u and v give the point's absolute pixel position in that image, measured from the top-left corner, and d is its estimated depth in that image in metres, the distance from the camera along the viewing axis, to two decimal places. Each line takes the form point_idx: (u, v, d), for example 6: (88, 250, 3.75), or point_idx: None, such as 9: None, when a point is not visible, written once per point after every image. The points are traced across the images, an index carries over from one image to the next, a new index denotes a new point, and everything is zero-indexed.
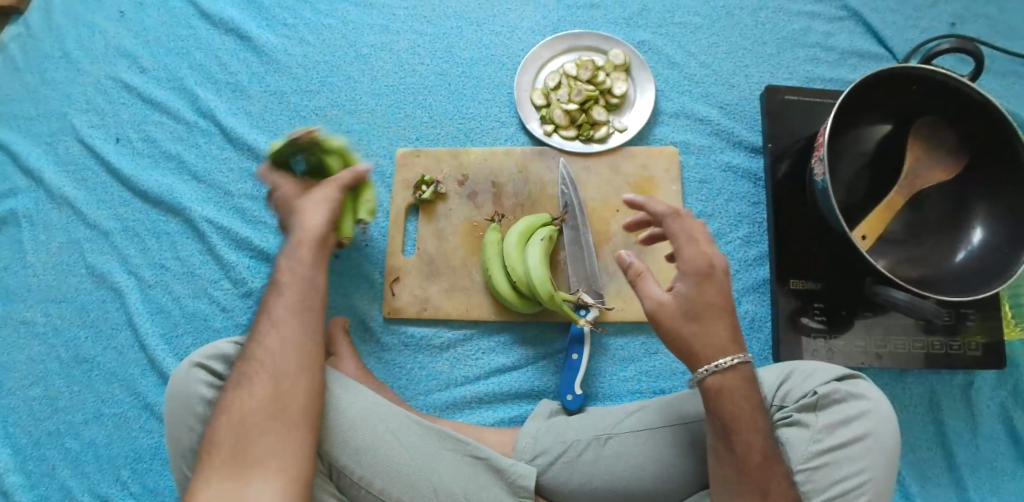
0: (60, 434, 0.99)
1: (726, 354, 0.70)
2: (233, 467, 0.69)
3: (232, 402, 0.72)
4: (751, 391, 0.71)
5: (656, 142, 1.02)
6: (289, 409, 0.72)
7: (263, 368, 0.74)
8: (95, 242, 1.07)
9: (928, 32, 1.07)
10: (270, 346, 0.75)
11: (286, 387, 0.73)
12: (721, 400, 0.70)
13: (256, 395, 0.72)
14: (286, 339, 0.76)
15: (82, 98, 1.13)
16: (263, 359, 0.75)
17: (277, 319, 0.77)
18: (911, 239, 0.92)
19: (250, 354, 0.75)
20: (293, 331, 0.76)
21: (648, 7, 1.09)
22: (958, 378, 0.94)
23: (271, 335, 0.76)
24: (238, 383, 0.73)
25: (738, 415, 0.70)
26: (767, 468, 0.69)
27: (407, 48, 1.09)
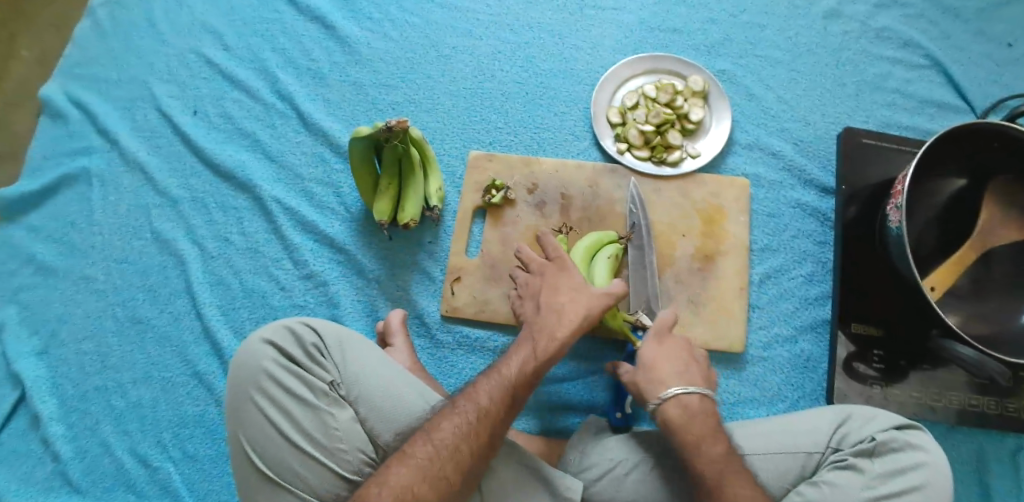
0: (107, 391, 1.02)
1: (669, 384, 0.78)
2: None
3: (414, 489, 0.70)
4: (699, 420, 0.76)
5: (727, 172, 1.02)
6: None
7: (456, 472, 0.72)
8: (163, 209, 1.09)
9: (1010, 90, 1.06)
10: (468, 451, 0.73)
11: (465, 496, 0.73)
12: (672, 429, 0.76)
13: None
14: (487, 451, 0.74)
15: (165, 67, 1.16)
16: (455, 460, 0.72)
17: (492, 429, 0.74)
18: (975, 295, 0.91)
19: (448, 434, 0.73)
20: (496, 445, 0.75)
21: (730, 36, 1.09)
22: (1008, 441, 0.93)
23: (476, 441, 0.73)
24: (429, 476, 0.71)
25: (688, 443, 0.75)
26: (722, 491, 0.71)
27: (488, 53, 1.10)
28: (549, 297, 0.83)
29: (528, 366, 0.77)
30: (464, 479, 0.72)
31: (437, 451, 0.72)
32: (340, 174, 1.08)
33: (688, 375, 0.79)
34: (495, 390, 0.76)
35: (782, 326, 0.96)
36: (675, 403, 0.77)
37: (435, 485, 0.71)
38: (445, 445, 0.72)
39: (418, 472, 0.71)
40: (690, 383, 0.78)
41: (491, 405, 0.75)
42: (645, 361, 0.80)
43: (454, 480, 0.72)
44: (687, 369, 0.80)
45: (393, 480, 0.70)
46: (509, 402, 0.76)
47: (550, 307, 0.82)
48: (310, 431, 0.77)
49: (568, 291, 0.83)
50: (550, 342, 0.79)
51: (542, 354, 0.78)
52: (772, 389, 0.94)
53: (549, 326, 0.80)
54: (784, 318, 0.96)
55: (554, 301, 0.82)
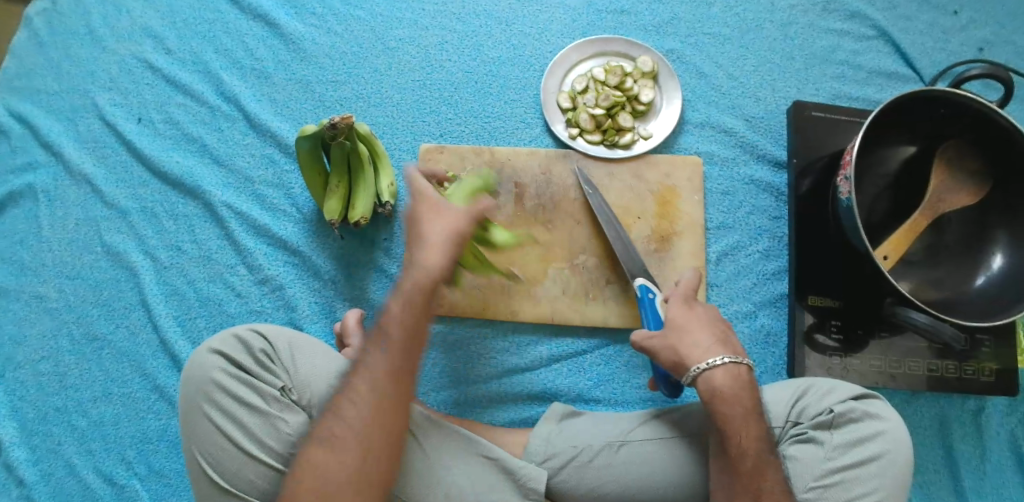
0: (68, 411, 0.99)
1: (717, 352, 0.74)
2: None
3: (310, 460, 0.68)
4: (747, 394, 0.74)
5: (680, 151, 1.02)
6: (375, 479, 0.69)
7: (346, 428, 0.69)
8: (113, 221, 1.06)
9: (955, 56, 1.06)
10: (353, 406, 0.70)
11: (372, 451, 0.69)
12: (719, 399, 0.73)
13: (342, 461, 0.68)
14: (373, 400, 0.70)
15: (106, 75, 1.12)
16: (345, 421, 0.70)
17: (370, 379, 0.71)
18: (929, 261, 0.92)
19: (336, 406, 0.71)
20: (380, 389, 0.71)
21: (678, 15, 1.08)
22: (969, 402, 0.94)
23: (356, 394, 0.71)
24: (324, 441, 0.69)
25: (731, 418, 0.72)
26: (762, 470, 0.70)
27: (434, 44, 1.09)
28: (414, 230, 0.77)
29: (400, 301, 0.74)
30: (357, 433, 0.69)
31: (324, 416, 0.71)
32: (290, 175, 1.05)
33: (721, 343, 0.76)
34: (373, 340, 0.74)
35: (742, 303, 0.96)
36: (725, 371, 0.73)
37: (330, 447, 0.69)
38: (331, 409, 0.71)
39: (323, 445, 0.69)
40: (735, 353, 0.75)
41: (366, 357, 0.73)
42: (682, 326, 0.76)
43: (347, 436, 0.69)
44: (724, 338, 0.77)
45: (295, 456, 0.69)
46: (384, 344, 0.73)
47: (416, 240, 0.76)
48: (264, 439, 0.75)
49: (431, 217, 0.77)
50: (419, 274, 0.74)
51: (410, 285, 0.74)
52: None
53: (416, 256, 0.75)
54: (744, 294, 0.96)
55: (417, 231, 0.77)
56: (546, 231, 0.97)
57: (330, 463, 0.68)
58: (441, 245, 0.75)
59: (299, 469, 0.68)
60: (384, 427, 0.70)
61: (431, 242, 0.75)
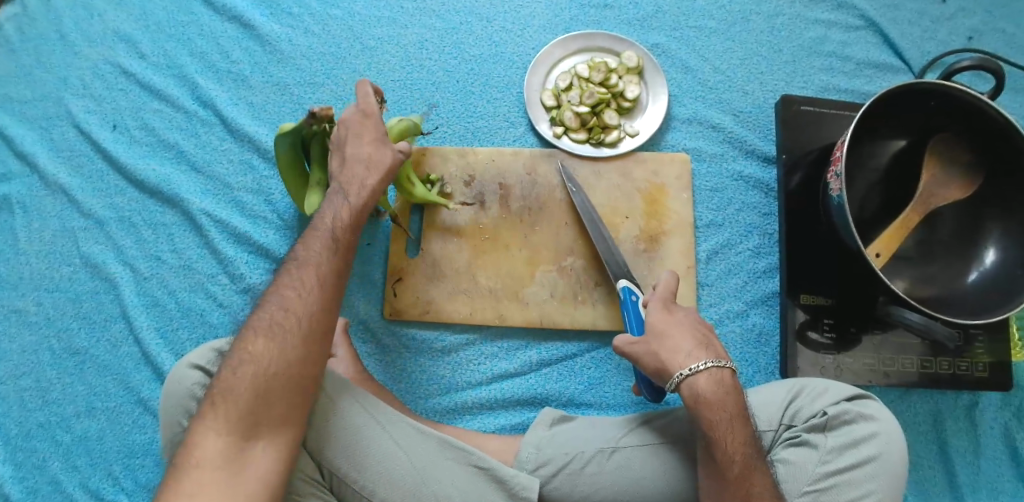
0: (51, 427, 0.97)
1: (700, 358, 0.72)
2: (244, 427, 0.66)
3: (250, 348, 0.69)
4: (732, 399, 0.72)
5: (667, 148, 1.01)
6: (310, 375, 0.71)
7: (292, 322, 0.70)
8: (90, 232, 1.03)
9: (944, 45, 1.05)
10: (301, 304, 0.71)
11: (313, 349, 0.71)
12: (703, 405, 0.71)
13: (283, 354, 0.69)
14: (320, 299, 0.72)
15: (79, 82, 1.08)
16: (288, 311, 0.71)
17: (318, 277, 0.73)
18: (922, 258, 0.90)
19: (281, 301, 0.71)
20: (328, 292, 0.73)
21: (663, 8, 1.06)
22: (963, 397, 0.93)
23: (304, 293, 0.72)
24: (266, 332, 0.70)
25: (717, 424, 0.71)
26: (749, 478, 0.70)
27: (414, 42, 1.06)
28: (353, 149, 0.79)
29: (345, 214, 0.77)
30: (301, 327, 0.70)
31: (269, 308, 0.71)
32: (271, 181, 1.03)
33: (703, 347, 0.74)
34: (320, 244, 0.75)
35: (733, 302, 0.95)
36: (708, 377, 0.71)
37: (272, 337, 0.69)
38: (277, 302, 0.71)
39: (266, 336, 0.69)
40: (717, 357, 0.73)
41: (315, 257, 0.74)
42: (662, 332, 0.74)
43: (291, 330, 0.70)
44: (707, 342, 0.75)
45: (237, 346, 0.69)
46: (331, 248, 0.75)
47: (356, 159, 0.79)
48: None
49: (372, 143, 0.80)
50: (362, 192, 0.79)
51: (355, 199, 0.78)
52: None
53: (358, 176, 0.79)
54: (735, 293, 0.95)
55: (359, 152, 0.79)
56: (532, 233, 0.96)
57: (269, 354, 0.69)
58: (383, 169, 0.80)
59: (238, 356, 0.69)
60: (326, 327, 0.72)
61: (376, 165, 0.79)
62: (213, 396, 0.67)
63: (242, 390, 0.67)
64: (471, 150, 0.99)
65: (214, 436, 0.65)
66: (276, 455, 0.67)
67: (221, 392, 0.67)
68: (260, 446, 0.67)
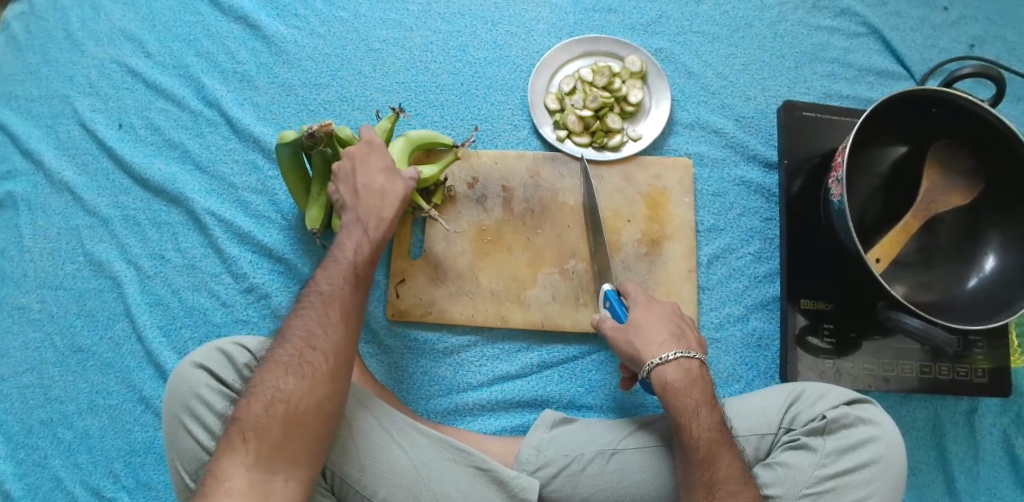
0: (53, 424, 0.97)
1: (670, 347, 0.75)
2: (273, 460, 0.66)
3: (264, 387, 0.69)
4: (699, 387, 0.75)
5: (670, 153, 1.01)
6: (337, 407, 0.71)
7: (320, 359, 0.70)
8: (94, 230, 1.03)
9: (946, 53, 1.05)
10: (330, 342, 0.71)
11: (340, 384, 0.71)
12: (671, 392, 0.74)
13: (313, 389, 0.69)
14: (346, 333, 0.73)
15: (85, 80, 1.09)
16: (298, 332, 0.72)
17: (316, 292, 0.74)
18: (922, 263, 0.91)
19: (295, 334, 0.71)
20: (353, 326, 0.74)
21: (666, 13, 1.07)
22: (962, 403, 0.94)
23: (330, 327, 0.72)
24: (297, 370, 0.69)
25: (685, 409, 0.73)
26: (714, 463, 0.71)
27: (420, 45, 1.07)
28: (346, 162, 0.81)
29: (366, 249, 0.79)
30: (330, 364, 0.71)
31: (296, 344, 0.71)
32: (275, 181, 1.03)
33: (684, 341, 0.77)
34: (343, 279, 0.76)
35: (734, 306, 0.96)
36: (676, 365, 0.75)
37: (302, 376, 0.69)
38: (305, 340, 0.71)
39: (275, 372, 0.69)
40: (688, 348, 0.77)
41: (338, 292, 0.75)
42: (640, 324, 0.78)
43: (321, 367, 0.70)
44: (680, 332, 0.78)
45: (249, 382, 0.69)
46: (352, 283, 0.76)
47: (369, 189, 0.82)
48: None
49: (381, 170, 0.83)
50: (380, 224, 0.81)
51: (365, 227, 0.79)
52: (726, 370, 0.94)
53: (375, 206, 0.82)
54: (735, 297, 0.96)
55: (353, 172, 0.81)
56: (535, 235, 0.96)
57: (301, 391, 0.69)
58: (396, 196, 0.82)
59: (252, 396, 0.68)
60: (348, 360, 0.73)
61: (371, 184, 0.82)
62: (243, 430, 0.67)
63: (274, 426, 0.67)
64: (475, 152, 0.99)
65: (244, 469, 0.65)
66: (296, 488, 0.67)
67: (251, 427, 0.67)
68: (284, 477, 0.67)
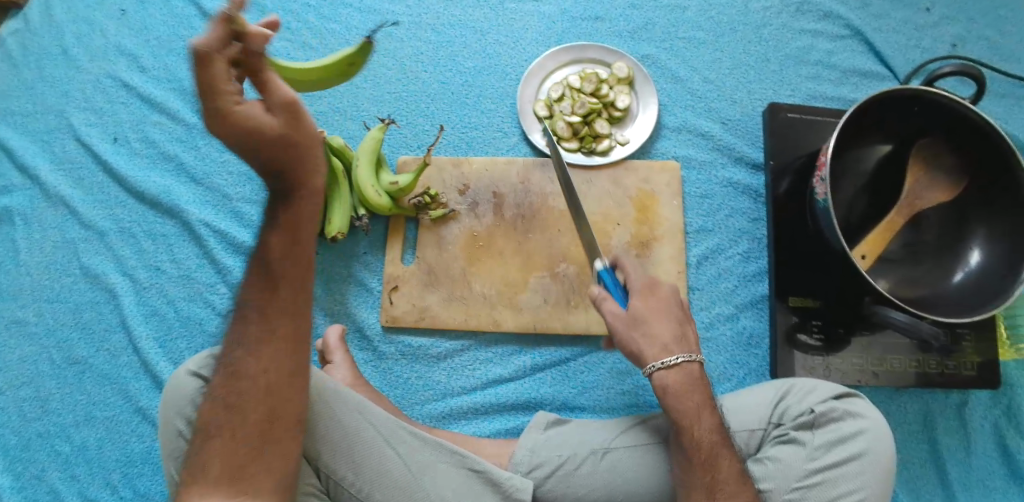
0: (51, 437, 0.98)
1: (673, 352, 0.74)
2: (225, 491, 0.65)
3: (227, 416, 0.68)
4: (700, 389, 0.75)
5: (657, 156, 1.03)
6: (282, 423, 0.69)
7: (249, 382, 0.68)
8: (90, 243, 1.04)
9: (929, 53, 1.07)
10: (253, 365, 0.69)
11: (277, 399, 0.69)
12: (669, 395, 0.74)
13: (249, 412, 0.68)
14: (268, 348, 0.69)
15: (80, 95, 1.10)
16: (252, 360, 0.69)
17: (263, 319, 0.70)
18: (909, 259, 0.92)
19: (247, 360, 0.69)
20: (272, 339, 0.69)
21: (653, 20, 1.09)
22: (953, 397, 0.95)
23: (253, 349, 0.69)
24: (226, 399, 0.68)
25: (677, 404, 0.74)
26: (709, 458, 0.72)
27: (410, 55, 1.08)
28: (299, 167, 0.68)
29: None
30: (257, 383, 0.68)
31: (225, 373, 0.69)
32: None
33: None
34: (258, 287, 0.70)
35: (723, 306, 0.97)
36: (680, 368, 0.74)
37: (232, 404, 0.68)
38: (228, 367, 0.69)
39: (235, 401, 0.68)
40: (689, 350, 0.75)
41: (252, 307, 0.70)
42: None
43: (249, 389, 0.68)
44: (683, 334, 0.76)
45: (212, 414, 0.68)
46: (268, 288, 0.70)
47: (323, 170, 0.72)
48: None
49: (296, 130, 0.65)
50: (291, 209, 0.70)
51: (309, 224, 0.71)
52: (718, 368, 0.95)
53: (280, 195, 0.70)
54: (725, 297, 0.97)
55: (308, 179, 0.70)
56: (526, 239, 0.98)
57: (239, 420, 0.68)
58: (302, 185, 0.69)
59: (212, 426, 0.68)
60: (284, 375, 0.69)
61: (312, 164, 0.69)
62: (191, 468, 0.66)
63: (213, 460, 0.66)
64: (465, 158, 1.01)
65: None
66: None
67: (197, 465, 0.66)
68: None
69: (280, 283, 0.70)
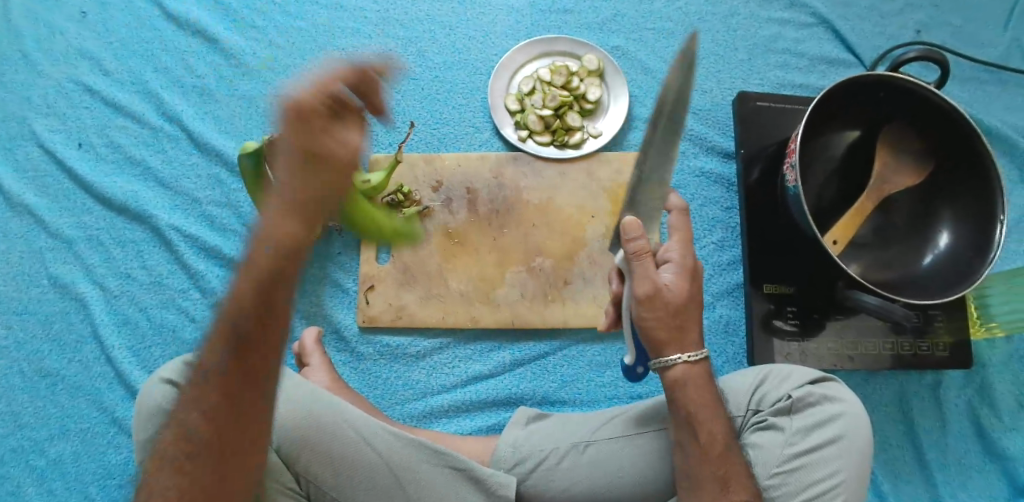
0: (25, 451, 0.96)
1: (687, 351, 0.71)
2: None
3: (177, 469, 0.60)
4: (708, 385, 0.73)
5: (630, 148, 1.03)
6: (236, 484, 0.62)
7: (202, 436, 0.61)
8: (58, 252, 1.02)
9: (894, 39, 1.08)
10: (207, 418, 0.61)
11: (233, 460, 0.61)
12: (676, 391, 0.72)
13: (200, 469, 0.60)
14: (226, 405, 0.61)
15: (41, 101, 1.07)
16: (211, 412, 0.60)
17: (224, 371, 0.60)
18: (879, 243, 0.93)
19: (203, 412, 0.61)
20: (229, 396, 0.61)
21: (621, 11, 1.09)
22: (926, 377, 0.96)
23: (208, 402, 0.61)
24: (179, 448, 0.61)
25: None
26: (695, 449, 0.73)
27: (378, 52, 1.07)
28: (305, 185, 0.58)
29: None
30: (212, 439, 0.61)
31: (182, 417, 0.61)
32: (240, 194, 1.03)
33: None
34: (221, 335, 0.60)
35: None
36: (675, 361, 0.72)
37: (184, 455, 0.61)
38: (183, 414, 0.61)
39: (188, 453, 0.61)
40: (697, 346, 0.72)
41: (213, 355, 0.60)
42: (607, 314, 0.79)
43: (204, 443, 0.61)
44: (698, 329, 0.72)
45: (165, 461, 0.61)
46: (233, 345, 0.60)
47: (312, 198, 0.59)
48: None
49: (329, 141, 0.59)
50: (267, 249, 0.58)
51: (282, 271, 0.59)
52: None
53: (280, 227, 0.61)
54: None
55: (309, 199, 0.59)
56: (501, 234, 0.97)
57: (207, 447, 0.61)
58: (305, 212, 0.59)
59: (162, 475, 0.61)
60: (243, 436, 0.61)
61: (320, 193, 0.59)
62: None
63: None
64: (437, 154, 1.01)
65: None
66: None
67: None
68: None
69: (249, 334, 0.59)
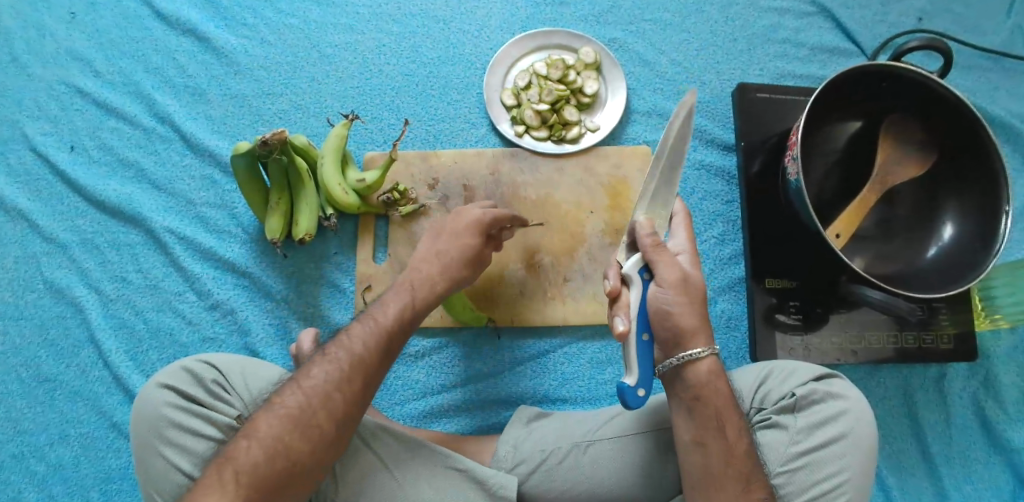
0: (24, 457, 0.95)
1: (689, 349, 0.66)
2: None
3: (277, 436, 0.64)
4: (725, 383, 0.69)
5: (628, 141, 1.02)
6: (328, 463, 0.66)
7: (316, 414, 0.66)
8: (52, 256, 1.01)
9: (896, 27, 1.07)
10: (321, 397, 0.66)
11: (339, 443, 0.67)
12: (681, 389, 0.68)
13: (305, 443, 0.65)
14: (350, 394, 0.68)
15: (33, 104, 1.06)
16: (330, 393, 0.67)
17: (359, 364, 0.69)
18: (882, 235, 0.92)
19: (323, 393, 0.67)
20: (355, 387, 0.68)
21: (618, 3, 1.07)
22: (931, 369, 0.95)
23: (338, 385, 0.67)
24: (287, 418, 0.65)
25: None
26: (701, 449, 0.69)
27: (372, 48, 1.06)
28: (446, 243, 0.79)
29: None
30: (323, 420, 0.66)
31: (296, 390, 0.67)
32: (234, 194, 1.02)
33: None
34: (364, 336, 0.71)
35: None
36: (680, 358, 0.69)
37: (293, 427, 0.65)
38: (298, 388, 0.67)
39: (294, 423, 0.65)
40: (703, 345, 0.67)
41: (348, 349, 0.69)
42: None
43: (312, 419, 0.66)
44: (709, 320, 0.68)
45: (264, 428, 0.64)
46: (380, 352, 0.70)
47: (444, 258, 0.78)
48: None
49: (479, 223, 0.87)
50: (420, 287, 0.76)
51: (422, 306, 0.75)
52: None
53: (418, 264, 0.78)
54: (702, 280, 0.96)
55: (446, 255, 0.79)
56: None
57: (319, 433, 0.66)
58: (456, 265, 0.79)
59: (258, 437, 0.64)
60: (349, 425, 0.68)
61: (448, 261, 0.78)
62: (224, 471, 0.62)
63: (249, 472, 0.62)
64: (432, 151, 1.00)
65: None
66: None
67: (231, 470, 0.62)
68: None
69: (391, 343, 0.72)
